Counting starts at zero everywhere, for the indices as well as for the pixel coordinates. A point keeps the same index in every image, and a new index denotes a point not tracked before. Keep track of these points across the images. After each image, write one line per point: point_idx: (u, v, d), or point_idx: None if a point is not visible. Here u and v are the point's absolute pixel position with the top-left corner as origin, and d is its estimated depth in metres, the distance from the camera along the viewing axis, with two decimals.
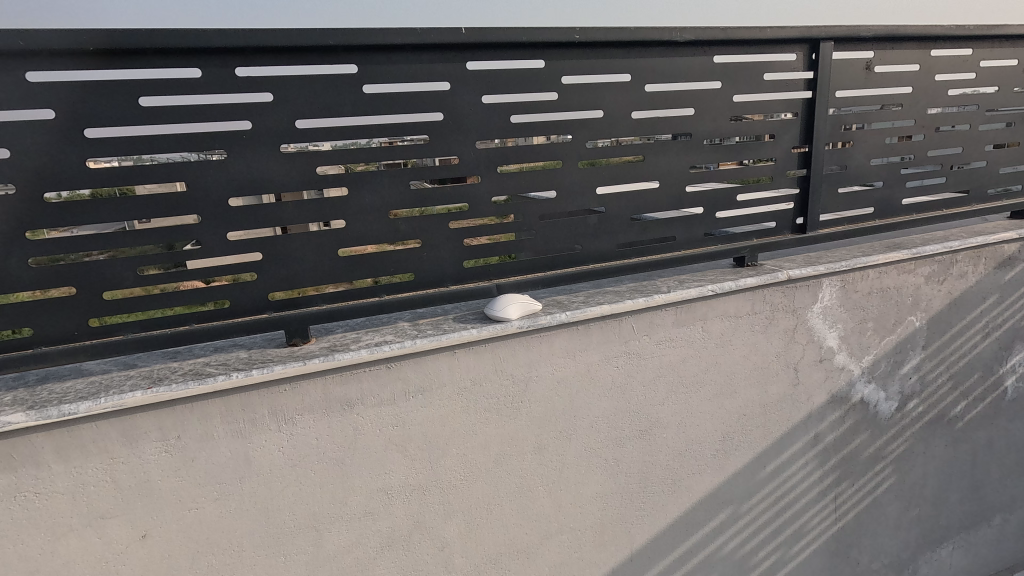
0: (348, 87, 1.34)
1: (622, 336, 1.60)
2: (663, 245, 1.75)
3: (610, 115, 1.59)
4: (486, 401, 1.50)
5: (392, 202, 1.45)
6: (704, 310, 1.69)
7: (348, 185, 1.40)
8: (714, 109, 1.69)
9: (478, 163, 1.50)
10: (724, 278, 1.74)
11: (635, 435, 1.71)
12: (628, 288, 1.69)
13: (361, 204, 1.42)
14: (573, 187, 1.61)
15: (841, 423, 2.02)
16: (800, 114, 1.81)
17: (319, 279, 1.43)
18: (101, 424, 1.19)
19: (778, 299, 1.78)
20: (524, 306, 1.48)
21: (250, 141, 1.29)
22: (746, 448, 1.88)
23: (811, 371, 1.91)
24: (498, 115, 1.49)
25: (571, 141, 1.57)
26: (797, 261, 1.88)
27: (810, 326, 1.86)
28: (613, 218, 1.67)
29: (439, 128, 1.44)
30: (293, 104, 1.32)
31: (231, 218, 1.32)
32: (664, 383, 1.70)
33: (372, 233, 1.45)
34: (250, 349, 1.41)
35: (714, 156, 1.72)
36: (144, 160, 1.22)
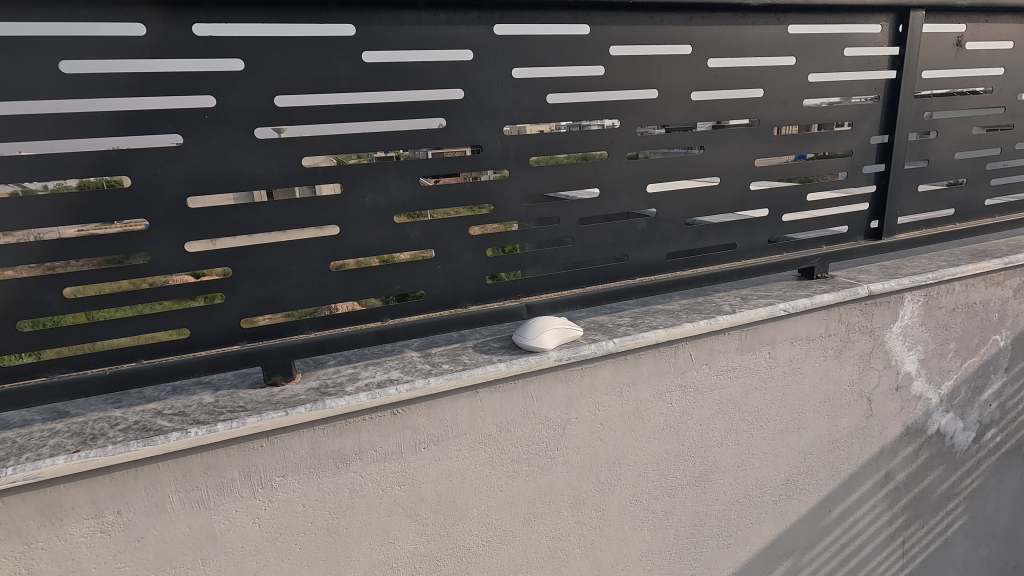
0: (344, 54, 1.04)
1: (678, 366, 1.32)
2: (721, 254, 1.46)
3: (665, 95, 1.30)
4: (514, 451, 1.21)
5: (399, 203, 1.15)
6: (772, 333, 1.40)
7: (343, 181, 1.09)
8: (785, 91, 1.40)
9: (506, 154, 1.20)
10: (794, 293, 1.45)
11: (688, 483, 1.42)
12: (681, 307, 1.40)
13: (359, 206, 1.12)
14: (619, 185, 1.31)
15: (914, 458, 1.75)
16: (882, 98, 1.52)
17: (306, 301, 1.12)
18: (10, 501, 0.88)
19: (855, 318, 1.50)
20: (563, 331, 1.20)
21: (215, 123, 0.99)
22: (811, 492, 1.61)
23: (886, 401, 1.63)
24: (531, 94, 1.19)
25: (618, 127, 1.28)
26: (873, 272, 1.59)
27: (888, 349, 1.58)
28: (664, 221, 1.38)
29: (457, 109, 1.14)
30: (271, 75, 1.01)
31: (191, 222, 1.02)
32: (724, 421, 1.42)
33: (374, 242, 1.14)
34: (218, 391, 1.10)
35: (783, 148, 1.44)
36: (71, 147, 0.92)
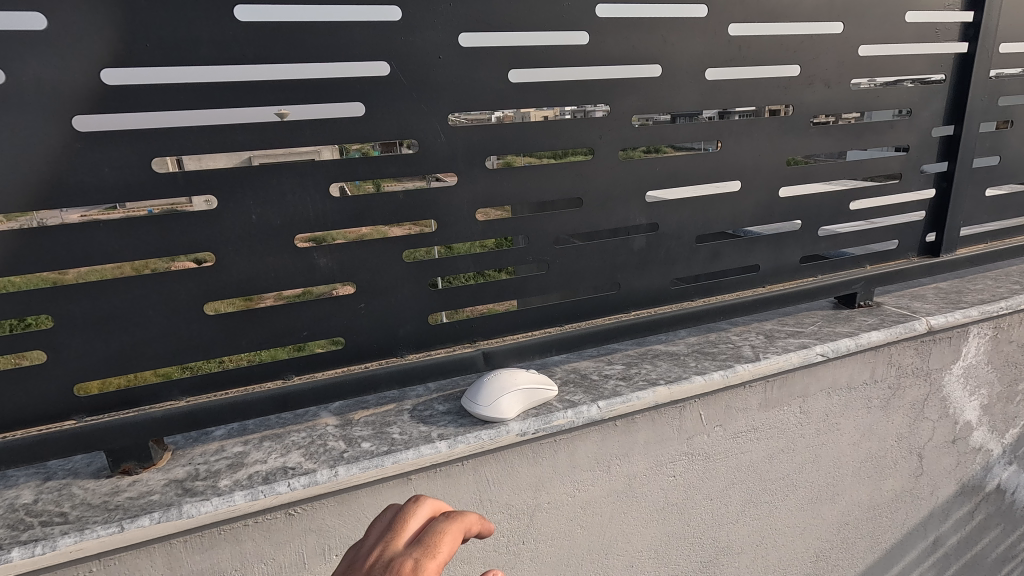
0: (207, 8, 0.72)
1: (684, 430, 1.01)
2: (740, 279, 1.15)
3: (671, 72, 0.97)
4: (465, 550, 0.91)
5: (303, 221, 0.82)
6: (806, 383, 1.09)
7: (217, 191, 0.77)
8: (828, 68, 1.08)
9: (455, 153, 0.88)
10: (834, 329, 1.14)
11: (695, 570, 1.12)
12: (689, 349, 1.09)
13: (244, 226, 0.80)
14: (609, 192, 1.00)
15: (967, 520, 1.44)
16: (949, 78, 1.19)
17: (170, 357, 0.81)
18: None
19: (909, 359, 1.18)
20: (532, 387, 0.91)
21: (7, 108, 0.67)
22: (846, 569, 1.30)
23: (940, 456, 1.32)
24: (489, 69, 0.86)
25: (609, 116, 0.95)
26: (929, 299, 1.27)
27: (945, 395, 1.27)
28: (668, 239, 1.07)
29: (383, 89, 0.82)
30: (94, 37, 0.68)
31: None
32: (741, 494, 1.11)
33: (266, 275, 0.82)
34: (48, 482, 0.79)
35: (823, 143, 1.11)
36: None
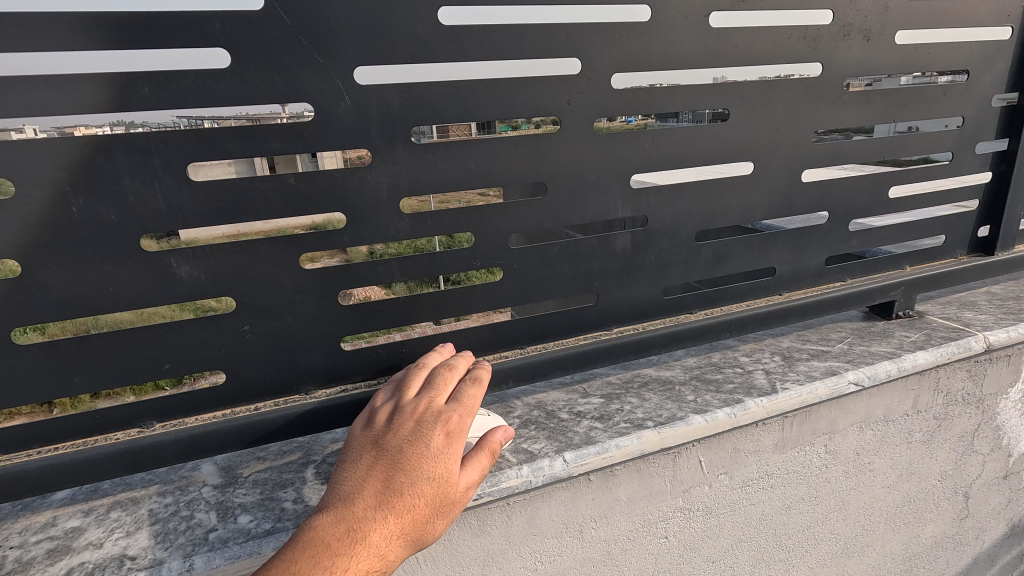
0: None
1: (678, 482, 0.79)
2: (752, 286, 0.92)
3: (666, 16, 0.74)
4: None
5: (151, 216, 0.60)
6: (834, 417, 0.87)
7: (15, 172, 0.54)
8: (868, 17, 0.84)
9: (368, 123, 0.65)
10: (870, 349, 0.91)
11: None
12: (687, 376, 0.87)
13: (62, 222, 0.57)
14: (582, 176, 0.77)
15: (1017, 565, 1.22)
16: (1015, 33, 0.95)
17: None
18: None
19: (960, 383, 0.96)
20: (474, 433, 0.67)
21: None
22: None
23: (989, 496, 1.10)
24: (414, 7, 0.63)
25: (581, 74, 0.72)
26: (983, 307, 1.04)
27: (999, 424, 1.04)
28: (661, 237, 0.84)
29: (259, 33, 0.59)
30: None
31: None
32: (750, 553, 0.89)
33: (101, 290, 0.60)
34: None
35: (858, 113, 0.88)
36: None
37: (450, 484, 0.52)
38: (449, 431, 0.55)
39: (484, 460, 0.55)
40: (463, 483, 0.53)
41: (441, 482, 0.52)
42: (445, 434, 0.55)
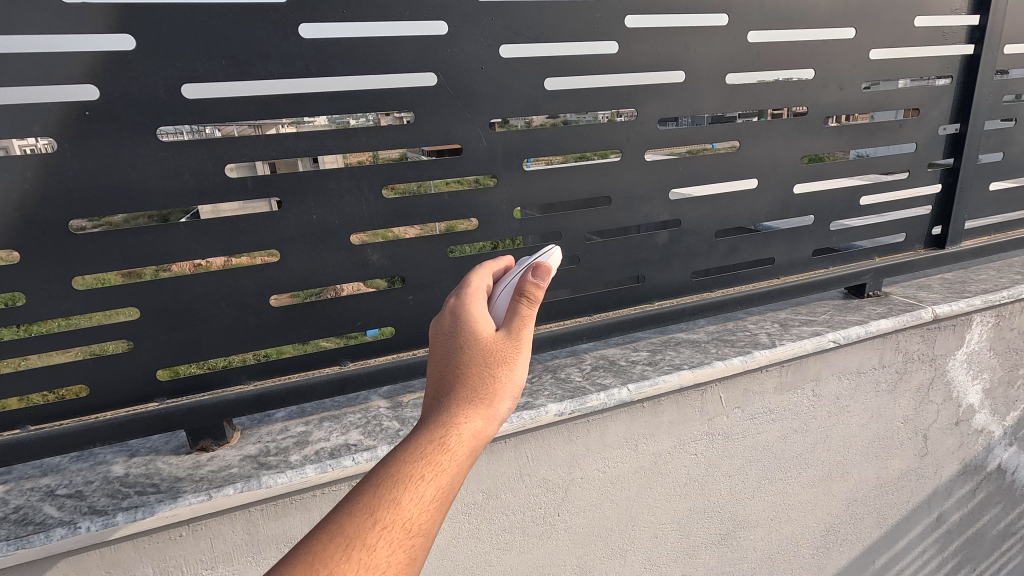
0: (275, 28, 0.78)
1: (705, 412, 1.09)
2: (758, 271, 1.22)
3: (695, 77, 1.04)
4: (507, 519, 1.00)
5: (359, 220, 0.89)
6: (818, 368, 1.17)
7: (283, 193, 0.84)
8: (841, 72, 1.14)
9: (494, 156, 0.95)
10: (847, 318, 1.20)
11: (713, 543, 1.21)
12: (709, 337, 1.16)
13: (303, 224, 0.86)
14: (635, 191, 1.06)
15: (969, 498, 1.52)
16: (956, 78, 1.25)
17: (239, 347, 0.89)
18: None
19: (915, 345, 1.26)
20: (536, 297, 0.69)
21: (102, 123, 0.74)
22: (854, 543, 1.39)
23: (944, 438, 1.40)
24: (527, 79, 0.93)
25: (636, 121, 1.02)
26: (935, 288, 1.34)
27: (949, 379, 1.34)
28: (690, 235, 1.14)
29: (431, 99, 0.88)
30: (179, 57, 0.75)
31: (74, 253, 0.77)
32: (757, 471, 1.20)
33: (323, 271, 0.90)
34: (133, 458, 0.88)
35: (835, 141, 1.18)
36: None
37: (483, 339, 0.51)
38: (462, 309, 0.54)
39: (513, 303, 0.53)
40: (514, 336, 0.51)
41: (477, 343, 0.51)
42: (456, 314, 0.54)
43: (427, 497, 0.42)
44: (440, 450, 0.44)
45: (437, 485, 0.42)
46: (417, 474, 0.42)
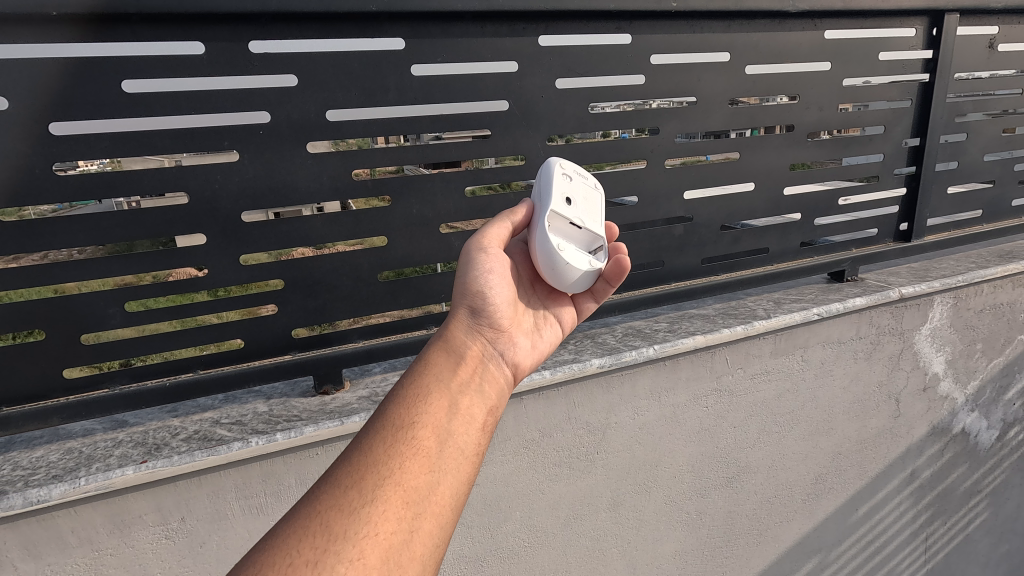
0: (394, 68, 1.05)
1: (714, 371, 1.35)
2: (755, 259, 1.48)
3: (704, 101, 1.30)
4: (558, 455, 1.24)
5: (446, 213, 1.17)
6: (806, 337, 1.42)
7: (392, 192, 1.11)
8: (821, 96, 1.41)
9: (548, 164, 1.21)
10: (829, 297, 1.46)
11: (721, 484, 1.45)
12: (716, 312, 1.42)
13: (406, 216, 1.14)
14: (658, 192, 1.32)
15: (939, 456, 1.77)
16: (915, 100, 1.52)
17: (354, 311, 1.14)
18: (81, 509, 0.92)
19: (886, 320, 1.52)
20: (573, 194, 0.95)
21: (269, 139, 1.00)
22: (839, 491, 1.64)
23: (914, 402, 1.65)
24: (574, 104, 1.20)
25: (659, 136, 1.28)
26: (903, 274, 1.61)
27: (917, 351, 1.59)
28: (701, 228, 1.40)
29: (502, 121, 1.15)
30: (326, 90, 1.02)
31: (243, 237, 1.03)
32: (757, 423, 1.45)
33: (418, 252, 1.17)
34: (271, 399, 1.12)
35: (817, 152, 1.45)
36: (146, 161, 0.94)
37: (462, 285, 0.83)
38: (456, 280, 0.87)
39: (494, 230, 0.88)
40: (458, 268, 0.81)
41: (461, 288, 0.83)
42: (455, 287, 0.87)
43: (411, 411, 0.63)
44: (413, 383, 0.66)
45: (414, 404, 0.63)
46: (399, 403, 0.63)
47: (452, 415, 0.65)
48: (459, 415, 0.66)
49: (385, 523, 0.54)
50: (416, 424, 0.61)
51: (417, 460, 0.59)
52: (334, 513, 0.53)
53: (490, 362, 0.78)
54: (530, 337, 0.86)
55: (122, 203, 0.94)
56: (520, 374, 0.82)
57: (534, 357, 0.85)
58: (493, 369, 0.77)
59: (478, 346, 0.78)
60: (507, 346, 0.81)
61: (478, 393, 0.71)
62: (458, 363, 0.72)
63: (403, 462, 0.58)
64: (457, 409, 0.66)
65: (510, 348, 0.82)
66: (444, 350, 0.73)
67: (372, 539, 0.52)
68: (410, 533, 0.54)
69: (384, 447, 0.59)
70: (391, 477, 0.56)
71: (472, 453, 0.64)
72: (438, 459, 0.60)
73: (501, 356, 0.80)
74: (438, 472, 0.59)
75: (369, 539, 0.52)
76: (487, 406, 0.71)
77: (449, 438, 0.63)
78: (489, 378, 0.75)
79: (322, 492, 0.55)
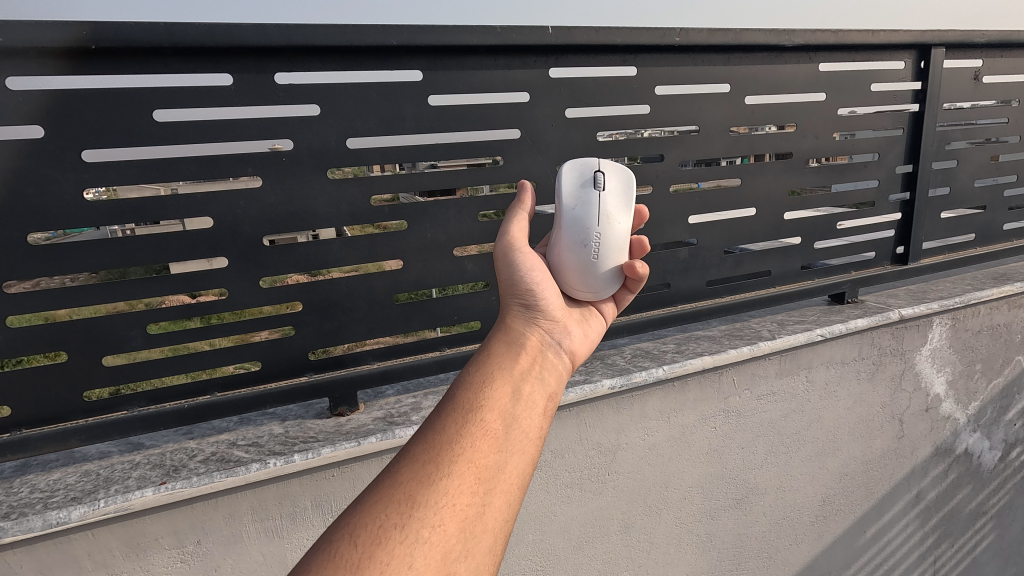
0: (412, 99, 1.09)
1: (721, 392, 1.36)
2: (757, 282, 1.52)
3: (705, 130, 1.35)
4: (570, 476, 1.25)
5: (459, 237, 1.20)
6: (810, 357, 1.45)
7: (408, 216, 1.15)
8: (817, 125, 1.46)
9: None
10: (832, 318, 1.49)
11: (730, 505, 1.46)
12: (722, 333, 1.44)
13: (421, 239, 1.17)
14: (663, 216, 1.36)
15: (943, 478, 1.78)
16: (906, 129, 1.58)
17: (368, 333, 1.16)
18: (98, 532, 0.92)
19: (887, 341, 1.55)
20: (627, 204, 1.00)
21: (291, 165, 1.04)
22: (846, 514, 1.64)
23: (917, 423, 1.67)
24: (582, 132, 1.25)
25: (664, 162, 1.33)
26: (902, 296, 1.64)
27: (918, 371, 1.62)
28: (704, 251, 1.44)
29: (514, 148, 1.20)
30: (346, 119, 1.06)
31: (263, 260, 1.05)
32: (764, 445, 1.46)
33: (432, 275, 1.20)
34: (286, 421, 1.13)
35: (815, 178, 1.50)
36: (143, 189, 0.94)
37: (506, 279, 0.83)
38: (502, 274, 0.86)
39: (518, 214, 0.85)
40: (497, 268, 0.82)
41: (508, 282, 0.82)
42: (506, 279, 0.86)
43: (479, 394, 0.62)
44: (477, 369, 0.66)
45: (481, 386, 0.63)
46: (468, 385, 0.64)
47: (518, 398, 0.64)
48: (524, 400, 0.65)
49: (461, 495, 0.53)
50: (484, 408, 0.61)
51: (489, 439, 0.58)
52: (413, 485, 0.52)
53: (550, 349, 0.77)
54: (578, 329, 0.87)
55: (116, 230, 0.95)
56: (578, 361, 0.81)
57: (587, 345, 0.85)
58: (552, 355, 0.76)
59: (537, 335, 0.77)
60: (562, 334, 0.82)
61: (540, 379, 0.70)
62: (519, 352, 0.72)
63: (474, 440, 0.57)
64: (520, 396, 0.65)
65: (565, 338, 0.82)
66: (503, 340, 0.73)
67: (449, 509, 0.52)
68: (481, 506, 0.54)
69: (456, 427, 0.58)
70: (463, 454, 0.56)
71: (537, 436, 0.63)
72: (506, 439, 0.60)
73: (558, 344, 0.80)
74: (506, 451, 0.59)
75: (446, 509, 0.52)
76: (548, 391, 0.70)
77: (515, 420, 0.62)
78: (549, 365, 0.74)
79: (399, 465, 0.55)
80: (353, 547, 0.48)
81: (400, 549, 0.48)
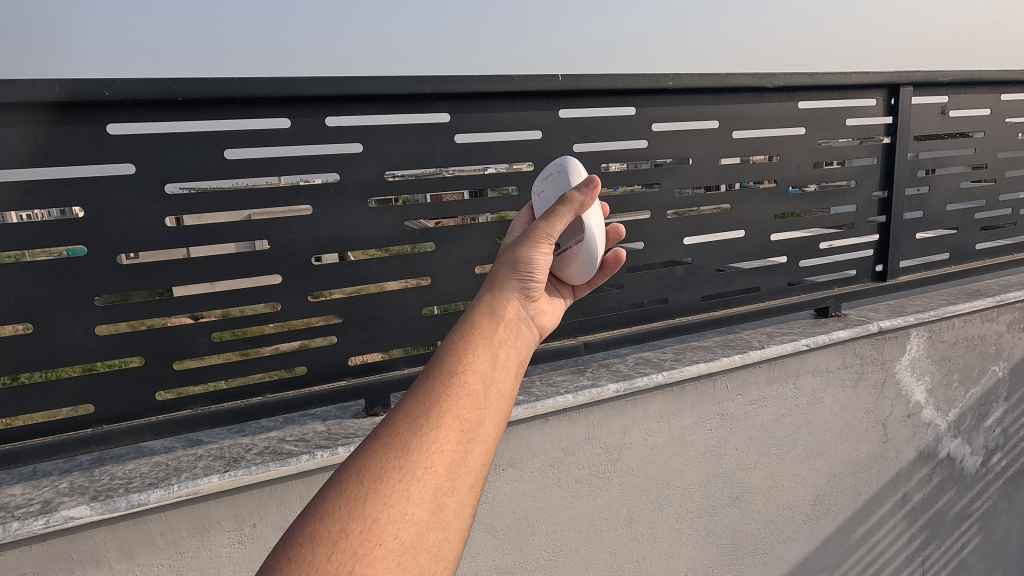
0: (440, 137, 1.26)
1: (716, 396, 1.50)
2: (748, 297, 1.67)
3: (698, 161, 1.52)
4: (579, 472, 1.38)
5: (480, 256, 1.36)
6: (797, 365, 1.59)
7: (436, 239, 1.30)
8: (798, 156, 1.63)
9: None
10: (816, 330, 1.63)
11: (726, 503, 1.58)
12: (717, 343, 1.59)
13: (447, 259, 1.33)
14: (661, 237, 1.51)
15: (928, 480, 1.90)
16: (880, 159, 1.75)
17: (400, 342, 1.31)
18: (170, 513, 1.05)
19: (868, 351, 1.68)
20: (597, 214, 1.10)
21: (339, 195, 1.20)
22: (836, 513, 1.76)
23: (900, 427, 1.80)
24: (588, 164, 1.41)
25: (660, 190, 1.49)
26: (881, 310, 1.79)
27: (898, 380, 1.76)
28: (699, 269, 1.59)
29: (529, 178, 1.36)
30: (385, 155, 1.22)
31: (311, 277, 1.21)
32: (757, 446, 1.59)
33: (456, 290, 1.35)
34: (327, 420, 1.27)
35: (797, 203, 1.66)
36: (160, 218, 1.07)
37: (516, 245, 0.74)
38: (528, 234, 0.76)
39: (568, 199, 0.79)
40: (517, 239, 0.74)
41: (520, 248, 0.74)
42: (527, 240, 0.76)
43: (464, 350, 0.59)
44: (459, 329, 0.62)
45: (465, 344, 0.60)
46: (452, 345, 0.60)
47: (500, 355, 0.61)
48: (507, 359, 0.61)
49: (448, 441, 0.51)
50: (469, 364, 0.58)
51: (475, 391, 0.55)
52: (408, 433, 0.50)
53: (528, 320, 0.73)
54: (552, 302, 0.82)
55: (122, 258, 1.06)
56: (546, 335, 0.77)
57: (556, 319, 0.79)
58: (527, 326, 0.71)
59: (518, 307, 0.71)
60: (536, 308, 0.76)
61: (521, 343, 0.67)
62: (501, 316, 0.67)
63: (461, 392, 0.55)
64: (502, 355, 0.61)
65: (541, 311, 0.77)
66: (484, 306, 0.67)
67: (439, 454, 0.50)
68: (468, 452, 0.52)
69: (444, 381, 0.55)
70: (451, 403, 0.53)
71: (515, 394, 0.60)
72: (488, 394, 0.56)
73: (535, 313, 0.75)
74: (489, 404, 0.56)
75: (437, 453, 0.50)
76: (526, 354, 0.66)
77: (497, 377, 0.58)
78: (526, 333, 0.70)
79: (395, 413, 0.52)
80: (359, 483, 0.47)
81: (399, 484, 0.47)
